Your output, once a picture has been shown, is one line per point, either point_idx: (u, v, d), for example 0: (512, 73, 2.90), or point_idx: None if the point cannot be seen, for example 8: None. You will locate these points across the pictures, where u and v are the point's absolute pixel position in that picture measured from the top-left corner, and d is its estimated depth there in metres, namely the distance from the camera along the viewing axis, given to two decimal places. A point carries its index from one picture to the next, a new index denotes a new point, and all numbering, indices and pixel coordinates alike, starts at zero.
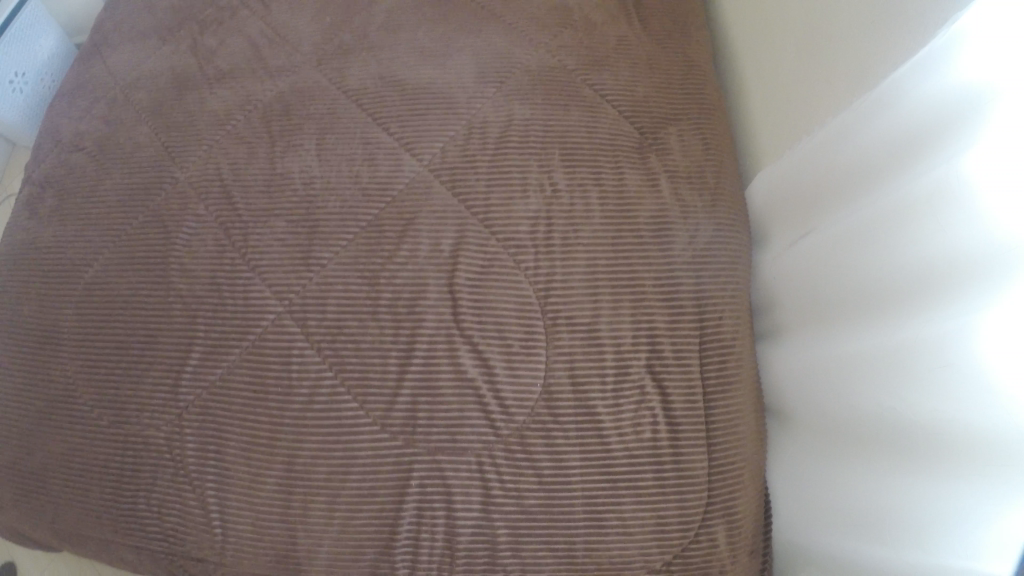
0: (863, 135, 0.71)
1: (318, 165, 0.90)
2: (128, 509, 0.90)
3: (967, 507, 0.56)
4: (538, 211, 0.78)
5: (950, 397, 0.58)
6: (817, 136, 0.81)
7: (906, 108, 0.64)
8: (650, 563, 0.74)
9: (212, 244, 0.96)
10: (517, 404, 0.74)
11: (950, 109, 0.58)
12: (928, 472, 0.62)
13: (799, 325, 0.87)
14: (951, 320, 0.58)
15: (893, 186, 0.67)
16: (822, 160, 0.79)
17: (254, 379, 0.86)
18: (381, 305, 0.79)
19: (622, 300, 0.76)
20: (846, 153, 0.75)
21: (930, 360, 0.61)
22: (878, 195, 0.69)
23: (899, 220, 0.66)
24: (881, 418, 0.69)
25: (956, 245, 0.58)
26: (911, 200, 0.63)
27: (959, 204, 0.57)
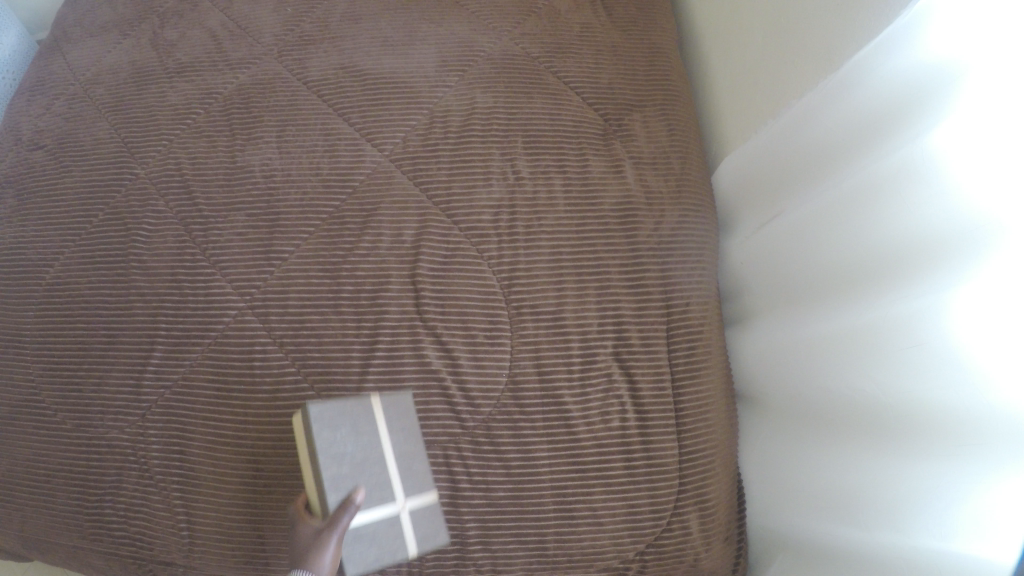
0: (831, 117, 0.72)
1: (278, 157, 0.88)
2: (92, 515, 0.87)
3: (944, 489, 0.56)
4: (501, 199, 0.77)
5: (921, 377, 0.59)
6: (784, 118, 0.81)
7: (874, 91, 0.65)
8: (622, 552, 0.73)
9: (172, 240, 0.92)
10: (482, 395, 0.73)
11: (919, 88, 0.59)
12: (898, 454, 0.63)
13: (767, 309, 0.87)
14: (921, 300, 0.58)
15: (862, 168, 0.67)
16: (790, 141, 0.79)
17: (217, 377, 0.84)
18: (343, 298, 0.77)
19: (588, 288, 0.75)
20: (815, 136, 0.75)
21: (901, 342, 0.61)
22: (844, 178, 0.70)
23: (866, 202, 0.66)
24: (852, 399, 0.69)
25: (925, 225, 0.58)
26: (879, 181, 0.64)
27: (930, 185, 0.57)
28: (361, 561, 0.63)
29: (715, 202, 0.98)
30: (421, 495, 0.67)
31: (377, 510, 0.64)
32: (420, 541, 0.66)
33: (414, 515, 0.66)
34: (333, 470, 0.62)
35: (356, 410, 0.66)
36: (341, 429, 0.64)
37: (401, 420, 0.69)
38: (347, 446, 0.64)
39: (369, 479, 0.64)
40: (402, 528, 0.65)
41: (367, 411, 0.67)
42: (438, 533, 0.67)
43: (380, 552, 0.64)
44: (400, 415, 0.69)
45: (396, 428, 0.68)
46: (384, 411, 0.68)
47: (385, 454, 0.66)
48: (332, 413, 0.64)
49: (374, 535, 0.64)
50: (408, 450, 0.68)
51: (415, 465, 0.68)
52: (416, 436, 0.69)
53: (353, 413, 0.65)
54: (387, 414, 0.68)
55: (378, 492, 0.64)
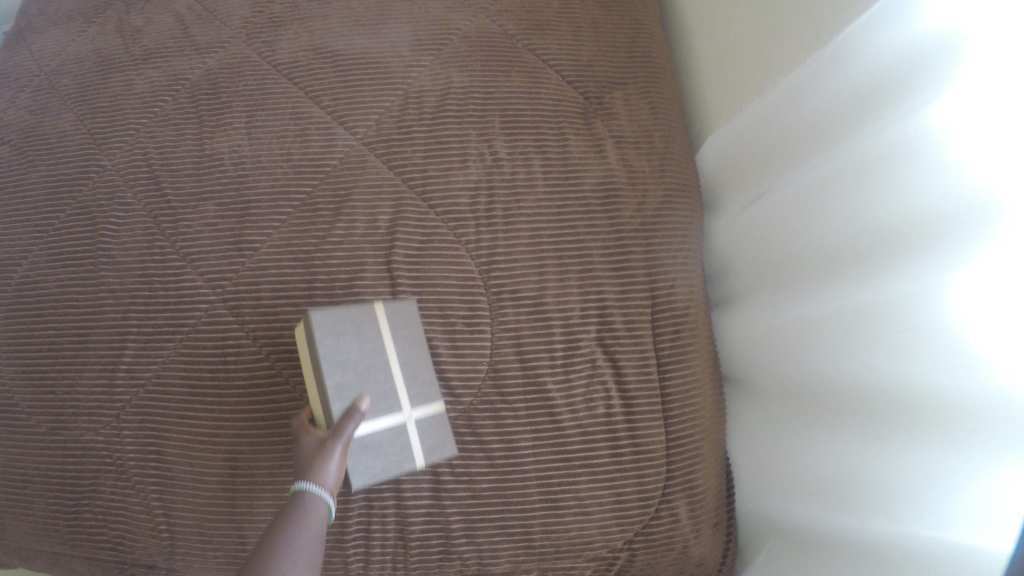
0: (822, 94, 0.70)
1: (248, 144, 0.84)
2: (68, 520, 0.84)
3: (940, 474, 0.55)
4: (479, 181, 0.74)
5: (914, 360, 0.58)
6: (772, 96, 0.79)
7: (867, 65, 0.63)
8: (611, 542, 0.72)
9: (142, 233, 0.89)
10: (463, 384, 0.71)
11: (915, 62, 0.57)
12: (891, 438, 0.61)
13: (753, 292, 0.86)
14: (916, 280, 0.57)
15: (853, 146, 0.65)
16: (779, 120, 0.78)
17: (190, 373, 0.81)
18: (317, 287, 0.74)
19: (569, 272, 0.73)
20: (804, 114, 0.73)
21: (894, 324, 0.60)
22: (835, 156, 0.68)
23: (857, 180, 0.65)
24: (842, 382, 0.68)
25: (919, 204, 0.57)
26: (872, 158, 0.62)
27: (927, 163, 0.55)
28: (368, 472, 0.62)
29: (701, 182, 0.96)
30: (428, 406, 0.66)
31: (384, 419, 0.63)
32: (428, 454, 0.65)
33: (421, 425, 0.65)
34: (337, 377, 0.61)
35: (359, 317, 0.64)
36: (344, 337, 0.63)
37: (405, 329, 0.67)
38: (351, 354, 0.62)
39: (374, 387, 0.63)
40: (409, 438, 0.64)
41: (371, 318, 0.65)
42: (446, 445, 0.66)
43: (387, 464, 0.63)
44: (405, 325, 0.67)
45: (401, 337, 0.66)
46: (389, 319, 0.66)
47: (390, 362, 0.64)
48: (334, 320, 0.62)
49: (380, 445, 0.62)
50: (414, 359, 0.66)
51: (421, 375, 0.67)
52: (422, 346, 0.68)
53: (357, 320, 0.64)
54: (391, 322, 0.66)
55: (385, 401, 0.63)
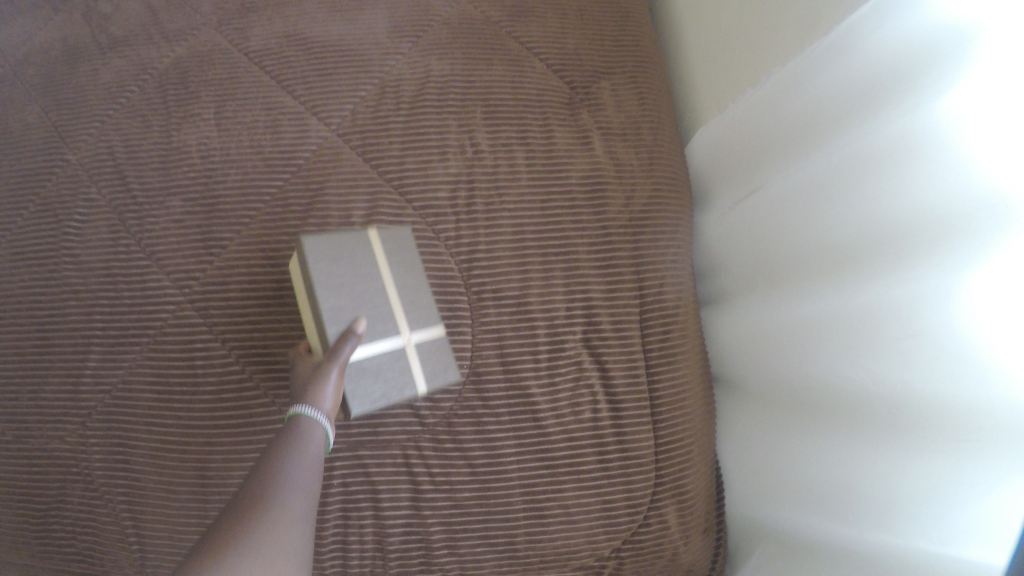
0: (820, 86, 0.67)
1: (216, 135, 0.79)
2: (32, 535, 0.79)
3: (947, 485, 0.53)
4: (459, 173, 0.71)
5: (918, 365, 0.55)
6: (768, 87, 0.76)
7: (868, 58, 0.61)
8: (598, 550, 0.70)
9: (106, 230, 0.84)
10: (442, 390, 0.67)
11: (921, 54, 0.55)
12: (889, 445, 0.60)
13: (745, 290, 0.83)
14: (920, 284, 0.55)
15: (854, 141, 0.63)
16: (775, 112, 0.75)
17: (157, 378, 0.76)
18: (290, 303, 0.74)
19: (554, 269, 0.69)
20: (802, 107, 0.70)
21: (897, 327, 0.58)
22: (833, 153, 0.66)
23: (857, 178, 0.63)
24: (840, 386, 0.66)
25: (924, 204, 0.55)
26: (875, 155, 0.60)
27: (935, 161, 0.53)
28: (368, 398, 0.58)
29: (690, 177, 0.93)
30: (427, 330, 0.62)
31: (383, 344, 0.59)
32: (430, 379, 0.61)
33: (421, 349, 0.61)
34: (331, 300, 0.57)
35: (353, 242, 0.61)
36: (338, 263, 0.59)
37: (401, 255, 0.64)
38: (345, 278, 0.59)
39: (370, 311, 0.59)
40: (409, 362, 0.60)
41: (366, 244, 0.62)
42: (450, 370, 0.63)
43: (388, 390, 0.59)
44: (400, 250, 0.64)
45: (397, 263, 0.63)
46: (383, 245, 0.63)
47: (387, 286, 0.61)
48: (326, 244, 0.59)
49: (379, 369, 0.59)
50: (411, 283, 0.63)
51: (419, 299, 0.63)
52: (419, 272, 0.64)
53: (351, 246, 0.60)
54: (387, 248, 0.63)
55: (382, 325, 0.60)
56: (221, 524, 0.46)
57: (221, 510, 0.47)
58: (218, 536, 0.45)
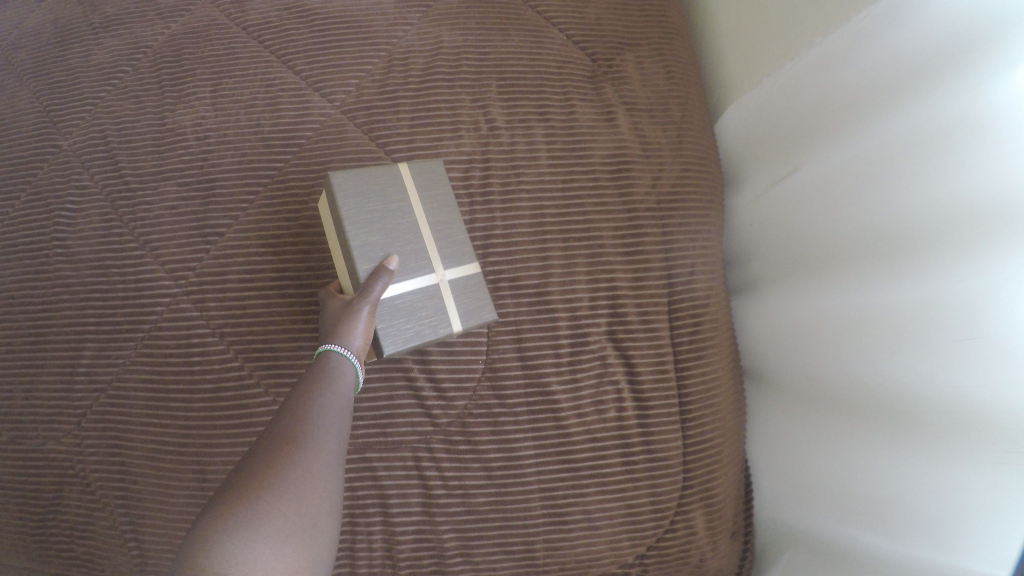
0: (868, 61, 0.62)
1: (213, 115, 0.74)
2: (27, 540, 0.75)
3: (1009, 501, 0.49)
4: (473, 152, 0.66)
5: (979, 369, 0.51)
6: (807, 63, 0.70)
7: (931, 25, 0.54)
8: (621, 557, 0.66)
9: (99, 219, 0.79)
10: (456, 387, 0.62)
11: (989, 24, 0.49)
12: (940, 454, 0.56)
13: (778, 281, 0.78)
14: (981, 280, 0.50)
15: (906, 121, 0.58)
16: (815, 90, 0.69)
17: (153, 375, 0.72)
18: (289, 295, 0.68)
19: (576, 256, 0.64)
20: (845, 85, 0.65)
21: (953, 326, 0.53)
22: (883, 133, 0.61)
23: (911, 161, 0.57)
24: (884, 388, 0.61)
25: (987, 192, 0.50)
26: (933, 137, 0.55)
27: (1005, 145, 0.48)
28: (401, 337, 0.54)
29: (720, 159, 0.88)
30: (461, 267, 0.58)
31: (416, 281, 0.55)
32: (465, 318, 0.57)
33: (455, 286, 0.58)
34: (362, 237, 0.54)
35: (382, 177, 0.57)
36: (368, 199, 0.56)
37: (433, 190, 0.59)
38: (376, 214, 0.55)
39: (402, 247, 0.56)
40: (443, 299, 0.56)
41: (397, 180, 0.58)
42: (486, 309, 0.59)
43: (422, 329, 0.55)
44: (432, 186, 0.60)
45: (429, 198, 0.59)
46: (415, 181, 0.59)
47: (420, 224, 0.57)
48: (355, 179, 0.55)
49: (412, 307, 0.55)
50: (444, 219, 0.59)
51: (453, 236, 0.59)
52: (453, 208, 0.60)
53: (382, 182, 0.57)
54: (419, 184, 0.59)
55: (415, 263, 0.56)
56: (249, 462, 0.41)
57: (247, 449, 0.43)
58: (247, 473, 0.40)
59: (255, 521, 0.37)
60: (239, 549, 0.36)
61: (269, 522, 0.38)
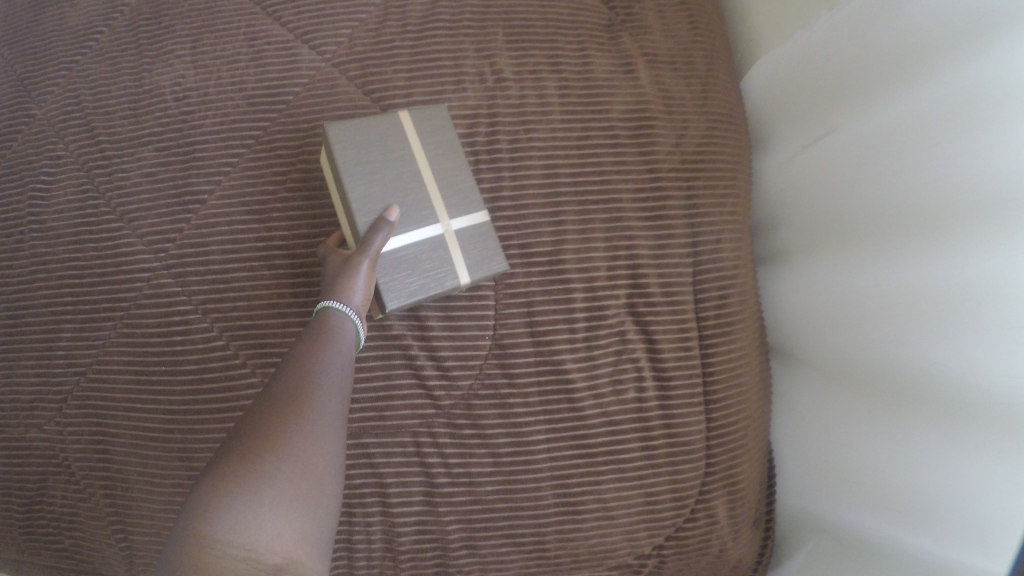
0: (925, 6, 0.55)
1: (193, 73, 0.68)
2: (6, 534, 0.70)
3: None
4: (478, 106, 0.60)
5: None
6: (852, 12, 0.63)
7: None
8: (639, 548, 0.61)
9: (74, 191, 0.73)
10: (460, 366, 0.57)
11: None
12: (976, 445, 0.52)
13: (807, 255, 0.72)
14: None
15: (967, 74, 0.51)
16: (861, 43, 0.62)
17: (134, 358, 0.66)
18: (278, 268, 0.63)
19: (593, 221, 0.59)
20: (897, 35, 0.58)
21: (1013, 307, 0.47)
22: (935, 90, 0.54)
23: (964, 123, 0.51)
24: (931, 374, 0.55)
25: None
26: (999, 92, 0.48)
27: None
28: (405, 291, 0.52)
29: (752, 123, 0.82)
30: (468, 216, 0.54)
31: (420, 232, 0.52)
32: (473, 270, 0.54)
33: (462, 237, 0.54)
34: (361, 188, 0.51)
35: (381, 126, 0.53)
36: (367, 149, 0.52)
37: (437, 137, 0.55)
38: (375, 165, 0.52)
39: (403, 199, 0.52)
40: (448, 251, 0.53)
41: (397, 127, 0.54)
42: (495, 259, 0.55)
43: (426, 283, 0.52)
44: (436, 133, 0.55)
45: (432, 146, 0.54)
46: (416, 128, 0.54)
47: (422, 173, 0.53)
48: (352, 129, 0.52)
49: (416, 260, 0.52)
50: (450, 167, 0.54)
51: (460, 185, 0.55)
52: (460, 155, 0.56)
53: (381, 130, 0.53)
54: (421, 130, 0.54)
55: (419, 214, 0.53)
56: (248, 427, 0.39)
57: (244, 413, 0.40)
58: (247, 439, 0.38)
59: (258, 488, 0.36)
60: (244, 517, 0.35)
61: (273, 490, 0.36)
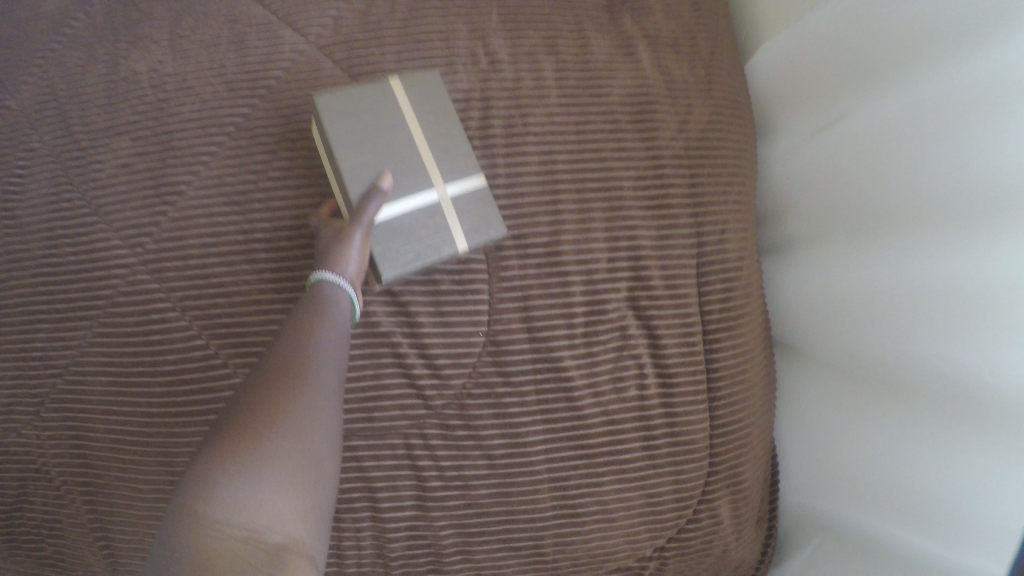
0: None
1: (171, 58, 0.65)
2: None
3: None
4: (471, 89, 0.57)
5: None
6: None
7: None
8: (639, 551, 0.59)
9: (47, 184, 0.67)
10: (452, 364, 0.54)
11: None
12: (976, 440, 0.51)
13: (812, 248, 0.69)
14: None
15: (986, 66, 0.49)
16: (875, 28, 0.60)
17: (113, 358, 0.62)
18: (259, 262, 0.60)
19: (592, 210, 0.56)
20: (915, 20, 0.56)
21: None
22: (953, 78, 0.52)
23: (982, 114, 0.50)
24: (943, 377, 0.54)
25: None
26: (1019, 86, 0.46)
27: None
28: (401, 260, 0.50)
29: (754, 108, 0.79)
30: (464, 180, 0.52)
31: (416, 199, 0.51)
32: (471, 236, 0.52)
33: (459, 201, 0.52)
34: (353, 157, 0.49)
35: (373, 93, 0.52)
36: (358, 117, 0.51)
37: (430, 103, 0.53)
38: (367, 133, 0.50)
39: (397, 168, 0.51)
40: (445, 217, 0.52)
41: (389, 93, 0.52)
42: (494, 224, 0.53)
43: (423, 251, 0.51)
44: (429, 99, 0.53)
45: (425, 112, 0.53)
46: (409, 95, 0.53)
47: (416, 140, 0.52)
48: (342, 97, 0.51)
49: (411, 227, 0.51)
50: (444, 133, 0.53)
51: (456, 150, 0.53)
52: (455, 121, 0.54)
53: (372, 97, 0.51)
54: (414, 97, 0.53)
55: (413, 180, 0.51)
56: (244, 409, 0.41)
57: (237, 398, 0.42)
58: (241, 424, 0.40)
59: (255, 471, 0.38)
60: (243, 497, 0.37)
61: (270, 472, 0.38)
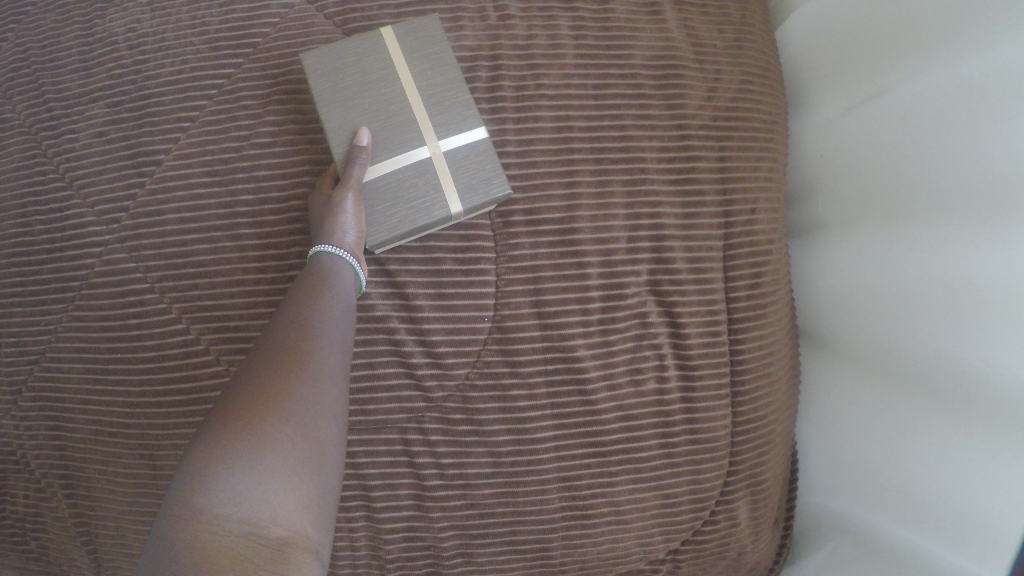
0: None
1: (150, 15, 0.59)
2: None
3: None
4: (478, 47, 0.53)
5: None
6: None
7: None
8: (652, 555, 0.55)
9: (17, 156, 0.60)
10: (454, 352, 0.50)
11: None
12: (987, 443, 0.49)
13: (843, 234, 0.64)
14: None
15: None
16: None
17: (88, 344, 0.57)
18: (243, 240, 0.55)
19: (612, 183, 0.52)
20: None
21: None
22: (1000, 54, 0.48)
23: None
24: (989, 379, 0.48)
25: None
26: None
27: None
28: (387, 223, 0.47)
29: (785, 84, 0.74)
30: (461, 135, 0.49)
31: (405, 156, 0.48)
32: (467, 197, 0.48)
33: (455, 158, 0.48)
34: (341, 115, 0.48)
35: (362, 46, 0.50)
36: (345, 73, 0.49)
37: (424, 51, 0.50)
38: (355, 89, 0.49)
39: (386, 123, 0.48)
40: (437, 175, 0.48)
41: (378, 45, 0.50)
42: (495, 182, 0.48)
43: (412, 212, 0.47)
44: (423, 46, 0.50)
45: (418, 61, 0.50)
46: (400, 45, 0.50)
47: (405, 92, 0.49)
48: (331, 54, 0.49)
49: (400, 187, 0.48)
50: (438, 82, 0.49)
51: (453, 98, 0.49)
52: (452, 67, 0.50)
53: (361, 50, 0.49)
54: (404, 46, 0.50)
55: (404, 137, 0.48)
56: (242, 389, 0.37)
57: (237, 372, 0.38)
58: (241, 401, 0.36)
59: (257, 454, 0.34)
60: (244, 486, 0.33)
61: (271, 457, 0.34)
